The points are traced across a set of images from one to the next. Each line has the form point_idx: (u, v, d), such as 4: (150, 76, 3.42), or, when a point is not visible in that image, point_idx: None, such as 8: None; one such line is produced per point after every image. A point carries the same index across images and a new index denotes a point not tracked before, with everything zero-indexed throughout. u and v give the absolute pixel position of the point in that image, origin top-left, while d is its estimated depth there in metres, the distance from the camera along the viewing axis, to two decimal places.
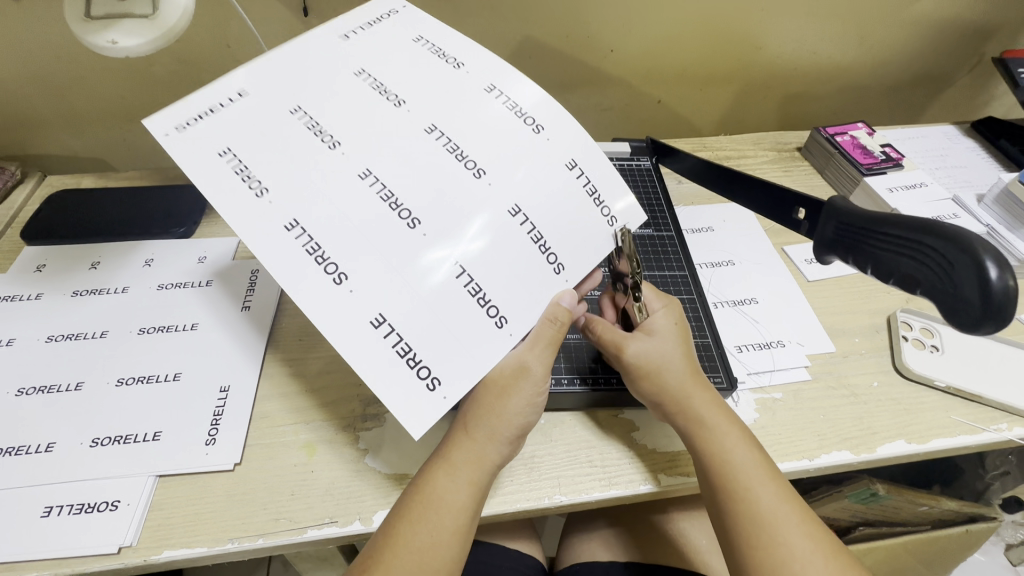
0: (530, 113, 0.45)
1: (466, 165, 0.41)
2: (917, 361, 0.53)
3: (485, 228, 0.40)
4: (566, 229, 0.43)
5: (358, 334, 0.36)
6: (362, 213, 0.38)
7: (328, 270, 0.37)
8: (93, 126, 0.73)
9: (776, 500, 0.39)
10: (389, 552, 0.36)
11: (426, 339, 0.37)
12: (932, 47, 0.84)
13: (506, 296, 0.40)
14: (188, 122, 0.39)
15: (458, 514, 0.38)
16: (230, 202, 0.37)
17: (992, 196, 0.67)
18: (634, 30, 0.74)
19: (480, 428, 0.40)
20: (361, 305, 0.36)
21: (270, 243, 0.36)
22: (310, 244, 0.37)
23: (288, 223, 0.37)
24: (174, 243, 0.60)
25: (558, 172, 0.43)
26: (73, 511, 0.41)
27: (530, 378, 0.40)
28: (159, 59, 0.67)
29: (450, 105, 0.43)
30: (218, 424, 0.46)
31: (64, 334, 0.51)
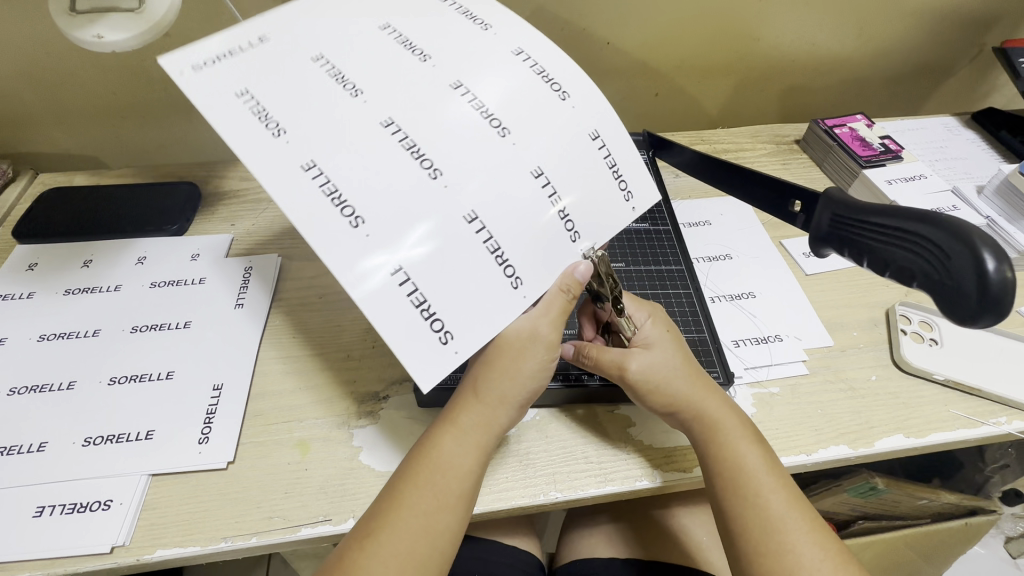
0: (557, 78, 0.43)
1: (492, 123, 0.40)
2: (916, 355, 0.53)
3: (506, 188, 0.39)
4: (586, 197, 0.41)
5: (376, 283, 0.35)
6: (383, 159, 0.37)
7: (345, 213, 0.35)
8: (85, 124, 0.73)
9: (785, 507, 0.39)
10: (393, 514, 0.36)
11: (441, 293, 0.36)
12: (932, 38, 0.83)
13: (525, 261, 0.39)
14: (206, 61, 0.39)
15: (465, 477, 0.39)
16: (245, 140, 0.36)
17: (993, 188, 0.66)
18: (630, 24, 0.73)
19: (490, 393, 0.41)
20: (375, 250, 0.35)
21: (285, 183, 0.35)
22: (327, 186, 0.35)
23: (305, 163, 0.36)
24: (166, 240, 0.60)
25: (580, 142, 0.42)
26: (65, 511, 0.41)
27: (540, 346, 0.40)
28: (150, 54, 0.66)
29: (475, 61, 0.42)
30: (211, 422, 0.45)
31: (56, 333, 0.51)
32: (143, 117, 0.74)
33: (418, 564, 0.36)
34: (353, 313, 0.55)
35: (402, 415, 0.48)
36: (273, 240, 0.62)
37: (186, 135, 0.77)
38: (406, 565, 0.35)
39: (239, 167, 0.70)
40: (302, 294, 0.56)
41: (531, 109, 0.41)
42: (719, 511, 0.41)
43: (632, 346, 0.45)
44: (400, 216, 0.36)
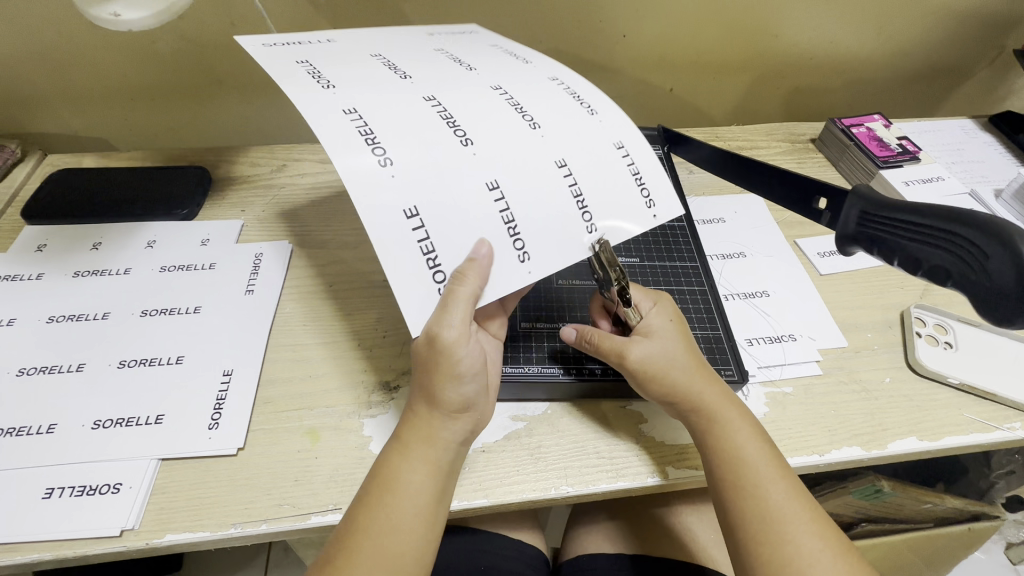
0: (588, 100, 0.46)
1: (524, 117, 0.43)
2: (930, 357, 0.52)
3: (526, 165, 0.41)
4: (607, 189, 0.42)
5: (392, 219, 0.37)
6: (421, 124, 0.40)
7: (377, 154, 0.38)
8: (95, 105, 0.72)
9: (785, 498, 0.39)
10: (350, 538, 0.36)
11: (450, 244, 0.38)
12: (952, 38, 0.82)
13: (538, 236, 0.40)
14: (279, 42, 0.45)
15: (416, 494, 0.38)
16: (300, 83, 0.41)
17: (1011, 192, 0.66)
18: (646, 19, 0.72)
19: (428, 407, 0.39)
20: (396, 193, 0.37)
21: (333, 123, 0.39)
22: (363, 128, 0.39)
23: (347, 108, 0.40)
24: (176, 224, 0.59)
25: (603, 150, 0.43)
26: (74, 493, 0.40)
27: (454, 352, 0.37)
28: (161, 36, 0.65)
29: (514, 75, 0.47)
30: (221, 408, 0.45)
31: (66, 315, 0.50)
32: (152, 100, 0.73)
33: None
34: (364, 302, 0.55)
35: None
36: (284, 226, 0.61)
37: (196, 119, 0.77)
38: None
39: (250, 153, 0.70)
40: (312, 282, 0.56)
41: (563, 116, 0.44)
42: (718, 501, 0.41)
43: (635, 332, 0.45)
44: (428, 173, 0.38)
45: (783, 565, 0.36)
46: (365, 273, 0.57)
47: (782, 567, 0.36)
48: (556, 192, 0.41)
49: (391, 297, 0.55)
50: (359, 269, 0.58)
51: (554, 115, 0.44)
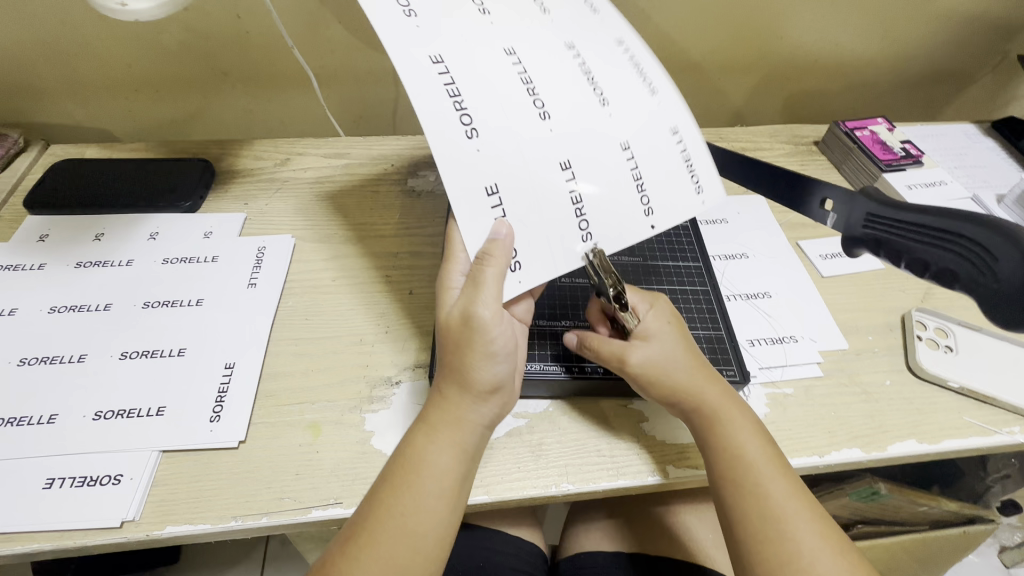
0: (649, 73, 0.45)
1: (594, 90, 0.42)
2: (930, 360, 0.52)
3: (597, 145, 0.41)
4: (667, 177, 0.43)
5: (471, 191, 0.38)
6: (504, 86, 0.40)
7: (463, 120, 0.38)
8: (98, 96, 0.72)
9: (786, 496, 0.39)
10: (372, 517, 0.36)
11: (525, 228, 0.39)
12: (955, 44, 0.82)
13: (604, 217, 0.41)
14: None
15: (442, 475, 0.38)
16: (381, 11, 0.39)
17: (1013, 198, 0.66)
18: (652, 17, 0.72)
19: (453, 389, 0.40)
20: (481, 165, 0.38)
21: (417, 68, 0.38)
22: (451, 86, 0.38)
23: (434, 56, 0.39)
24: (179, 216, 0.59)
25: (654, 133, 0.43)
26: (74, 484, 0.40)
27: (486, 331, 0.38)
28: (166, 28, 0.65)
29: (587, 27, 0.45)
30: (223, 401, 0.45)
31: (67, 306, 0.50)
32: (155, 91, 0.73)
33: (401, 567, 0.35)
34: (367, 297, 0.54)
35: (413, 401, 0.47)
36: (288, 220, 0.61)
37: (199, 112, 0.76)
38: (388, 568, 0.35)
39: (254, 146, 0.69)
40: (315, 276, 0.56)
41: (627, 91, 0.43)
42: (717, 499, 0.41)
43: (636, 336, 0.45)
44: (508, 144, 0.39)
45: (784, 564, 0.37)
46: (368, 268, 0.57)
47: (783, 565, 0.37)
48: (621, 177, 0.42)
49: (394, 292, 0.55)
50: (362, 264, 0.58)
51: (623, 88, 0.43)
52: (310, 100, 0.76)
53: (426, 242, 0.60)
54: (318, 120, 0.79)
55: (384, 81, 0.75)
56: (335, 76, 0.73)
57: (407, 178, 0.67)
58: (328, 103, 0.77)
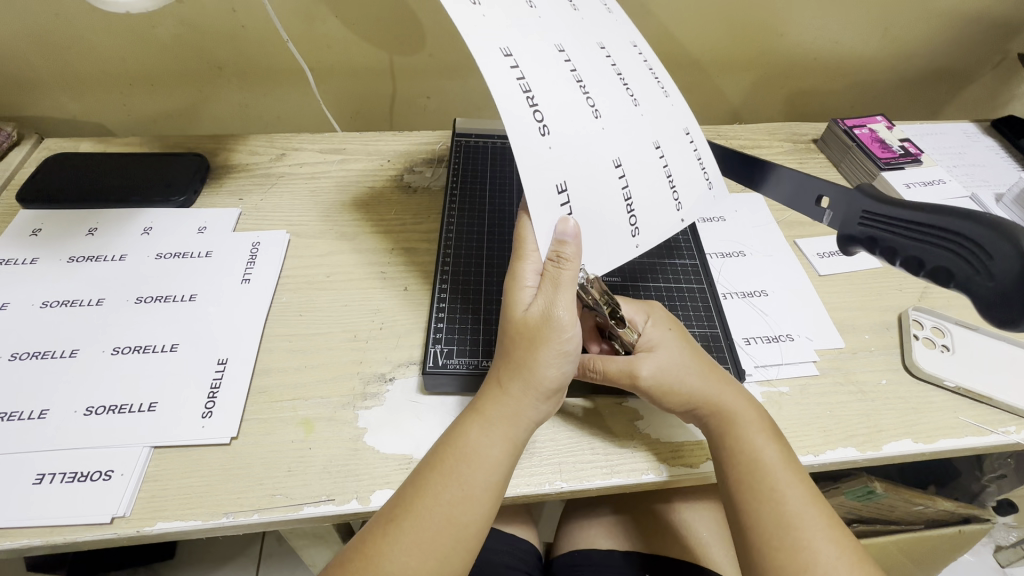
0: (660, 76, 0.48)
1: (627, 90, 0.43)
2: (926, 360, 0.52)
3: (636, 141, 0.42)
4: (691, 175, 0.45)
5: (546, 188, 0.37)
6: (562, 84, 0.39)
7: (535, 116, 0.37)
8: (93, 89, 0.72)
9: (801, 503, 0.39)
10: (418, 502, 0.36)
11: (589, 227, 0.39)
12: (956, 42, 0.82)
13: (648, 215, 0.42)
14: None
15: (492, 469, 0.38)
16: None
17: (1012, 197, 0.66)
18: (651, 13, 0.71)
19: (514, 384, 0.39)
20: (553, 164, 0.37)
21: (489, 62, 0.36)
22: (522, 81, 0.37)
23: (502, 49, 0.37)
24: (173, 211, 0.59)
25: (676, 132, 0.45)
26: (65, 479, 0.40)
27: (557, 331, 0.38)
28: (161, 21, 0.65)
29: (605, 29, 0.47)
30: (215, 396, 0.45)
31: (60, 300, 0.50)
32: (150, 85, 0.72)
33: (441, 556, 0.35)
34: (361, 293, 0.54)
35: (407, 397, 0.47)
36: (283, 215, 0.61)
37: (195, 106, 0.76)
38: (428, 556, 0.35)
39: (249, 141, 0.69)
40: (308, 272, 0.56)
41: (651, 92, 0.45)
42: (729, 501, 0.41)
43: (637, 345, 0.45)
44: (575, 141, 0.38)
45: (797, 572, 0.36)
46: (363, 264, 0.57)
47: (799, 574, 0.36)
48: (658, 175, 0.43)
49: (389, 288, 0.55)
50: (357, 259, 0.57)
51: (646, 89, 0.45)
52: (306, 94, 0.76)
53: (422, 239, 0.60)
54: (315, 114, 0.79)
55: (381, 76, 0.75)
56: (331, 70, 0.73)
57: (402, 174, 0.67)
58: (324, 98, 0.77)
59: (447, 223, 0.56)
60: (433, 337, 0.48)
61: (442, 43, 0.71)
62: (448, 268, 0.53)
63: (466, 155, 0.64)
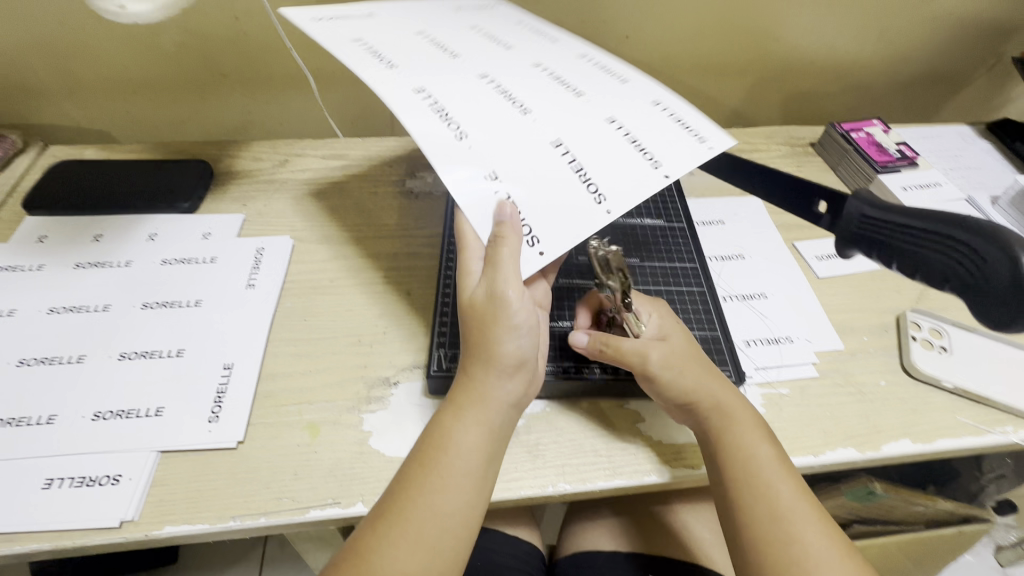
0: (615, 70, 0.51)
1: (569, 91, 0.48)
2: (925, 360, 0.53)
3: (582, 125, 0.45)
4: (658, 132, 0.44)
5: (471, 179, 0.42)
6: (491, 106, 0.46)
7: (454, 129, 0.44)
8: (96, 97, 0.72)
9: (793, 498, 0.39)
10: (402, 497, 0.37)
11: (528, 197, 0.41)
12: (950, 46, 0.83)
13: (607, 178, 0.42)
14: (323, 14, 0.52)
15: (468, 455, 0.38)
16: (364, 63, 0.47)
17: (1008, 199, 0.66)
18: (649, 19, 0.72)
19: (478, 367, 0.40)
20: (475, 158, 0.43)
21: (409, 101, 0.45)
22: (441, 109, 0.45)
23: (419, 89, 0.46)
24: (178, 217, 0.59)
25: (631, 107, 0.47)
26: (73, 484, 0.40)
27: (509, 308, 0.39)
28: (164, 29, 0.65)
29: (551, 53, 0.53)
30: (222, 401, 0.45)
31: (66, 306, 0.50)
32: (153, 92, 0.73)
33: (429, 547, 0.35)
34: (365, 298, 0.55)
35: (412, 401, 0.47)
36: (286, 220, 0.62)
37: (197, 113, 0.76)
38: (417, 550, 0.35)
39: (252, 147, 0.70)
40: (312, 277, 0.56)
41: (600, 85, 0.49)
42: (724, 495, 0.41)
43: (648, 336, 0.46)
44: (497, 140, 0.44)
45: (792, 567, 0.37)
46: (365, 269, 0.57)
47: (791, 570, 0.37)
48: (612, 137, 0.44)
49: (392, 293, 0.55)
50: (360, 264, 0.58)
51: (593, 86, 0.49)
52: (308, 101, 0.76)
53: (424, 244, 0.61)
54: (316, 120, 0.80)
55: None
56: (333, 77, 0.74)
57: (404, 179, 0.68)
58: (326, 104, 0.77)
59: (450, 228, 0.57)
60: (437, 341, 0.48)
61: None
62: (451, 273, 0.53)
63: None
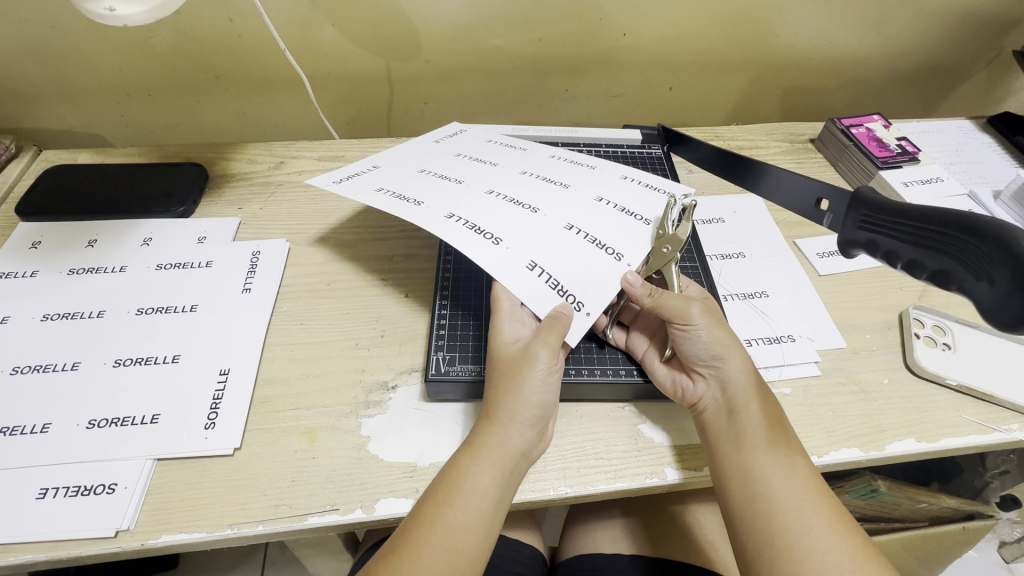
0: (583, 161, 0.59)
1: (557, 183, 0.54)
2: (928, 358, 0.52)
3: (583, 209, 0.51)
4: (642, 199, 0.53)
5: (515, 269, 0.44)
6: (504, 210, 0.49)
7: (486, 235, 0.46)
8: (90, 100, 0.72)
9: (795, 488, 0.39)
10: (415, 533, 0.36)
11: (565, 270, 0.45)
12: (950, 40, 0.82)
13: (619, 243, 0.48)
14: (344, 178, 0.52)
15: (483, 499, 0.38)
16: (396, 209, 0.48)
17: (1010, 194, 0.66)
18: (647, 16, 0.72)
19: (500, 413, 0.40)
20: (514, 255, 0.45)
21: (437, 225, 0.46)
22: (468, 223, 0.47)
23: (446, 215, 0.47)
24: (172, 221, 0.59)
25: (611, 184, 0.54)
26: (68, 493, 0.40)
27: (539, 361, 0.40)
28: (157, 32, 0.65)
29: (529, 159, 0.58)
30: (218, 407, 0.45)
31: (61, 313, 0.50)
32: (147, 95, 0.72)
33: None
34: (362, 301, 0.54)
35: (410, 405, 0.47)
36: (282, 223, 0.61)
37: (192, 115, 0.76)
38: None
39: (247, 150, 0.69)
40: (309, 281, 0.56)
41: (580, 176, 0.56)
42: (728, 474, 0.41)
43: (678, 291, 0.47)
44: (523, 236, 0.47)
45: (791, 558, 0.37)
46: (362, 271, 0.57)
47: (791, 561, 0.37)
48: (612, 214, 0.51)
49: (390, 296, 0.55)
50: (357, 267, 0.57)
51: (574, 176, 0.55)
52: (303, 102, 0.76)
53: (421, 245, 0.60)
54: (312, 122, 0.79)
55: (378, 82, 0.75)
56: (328, 78, 0.73)
57: None
58: (322, 105, 0.77)
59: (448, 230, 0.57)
60: (436, 344, 0.48)
61: (439, 49, 0.72)
62: (449, 274, 0.53)
63: None
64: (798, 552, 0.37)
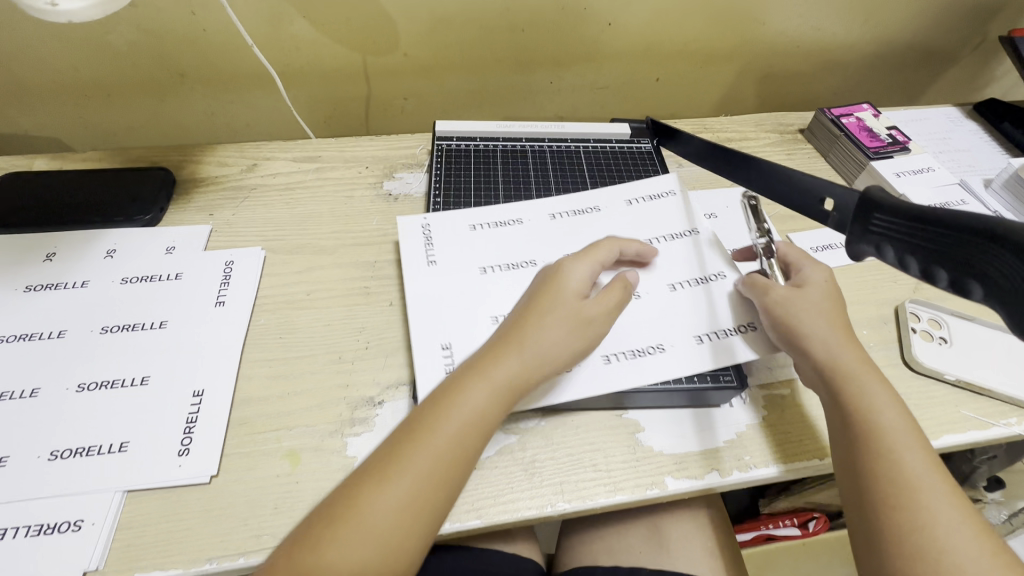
0: (575, 211, 0.58)
1: None
2: (926, 353, 0.51)
3: (664, 257, 0.53)
4: (669, 211, 0.57)
5: (695, 350, 0.47)
6: (626, 314, 0.49)
7: (648, 349, 0.47)
8: (45, 101, 0.67)
9: (921, 469, 0.37)
10: (342, 515, 0.35)
11: (715, 319, 0.49)
12: (937, 25, 0.81)
13: (709, 260, 0.53)
14: None
15: (419, 481, 0.36)
16: (567, 389, 0.44)
17: (1001, 182, 0.65)
18: (634, 5, 0.69)
19: (449, 399, 0.40)
20: (686, 343, 0.47)
21: (606, 375, 0.45)
22: (621, 354, 0.46)
23: (602, 357, 0.46)
24: (137, 230, 0.55)
25: (639, 224, 0.56)
26: (30, 532, 0.37)
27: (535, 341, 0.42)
28: (113, 26, 0.60)
29: (547, 244, 0.55)
30: (192, 432, 0.42)
31: (18, 334, 0.46)
32: (107, 95, 0.68)
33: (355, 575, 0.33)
34: (344, 310, 0.52)
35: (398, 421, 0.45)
36: (256, 230, 0.58)
37: (157, 115, 0.72)
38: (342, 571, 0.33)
39: (218, 152, 0.65)
40: (287, 291, 0.53)
41: (616, 235, 0.55)
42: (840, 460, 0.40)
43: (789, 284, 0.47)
44: (655, 319, 0.49)
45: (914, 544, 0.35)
46: (343, 279, 0.54)
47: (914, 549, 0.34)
48: (675, 245, 0.54)
49: (373, 305, 0.52)
50: (337, 275, 0.54)
51: (603, 239, 0.55)
52: (276, 99, 0.72)
53: None
54: (286, 121, 0.75)
55: (354, 78, 0.71)
56: (302, 74, 0.70)
57: (382, 181, 0.64)
58: (296, 103, 0.73)
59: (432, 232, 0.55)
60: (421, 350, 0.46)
61: (419, 42, 0.68)
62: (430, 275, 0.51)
63: (450, 161, 0.63)
64: (921, 542, 0.34)
